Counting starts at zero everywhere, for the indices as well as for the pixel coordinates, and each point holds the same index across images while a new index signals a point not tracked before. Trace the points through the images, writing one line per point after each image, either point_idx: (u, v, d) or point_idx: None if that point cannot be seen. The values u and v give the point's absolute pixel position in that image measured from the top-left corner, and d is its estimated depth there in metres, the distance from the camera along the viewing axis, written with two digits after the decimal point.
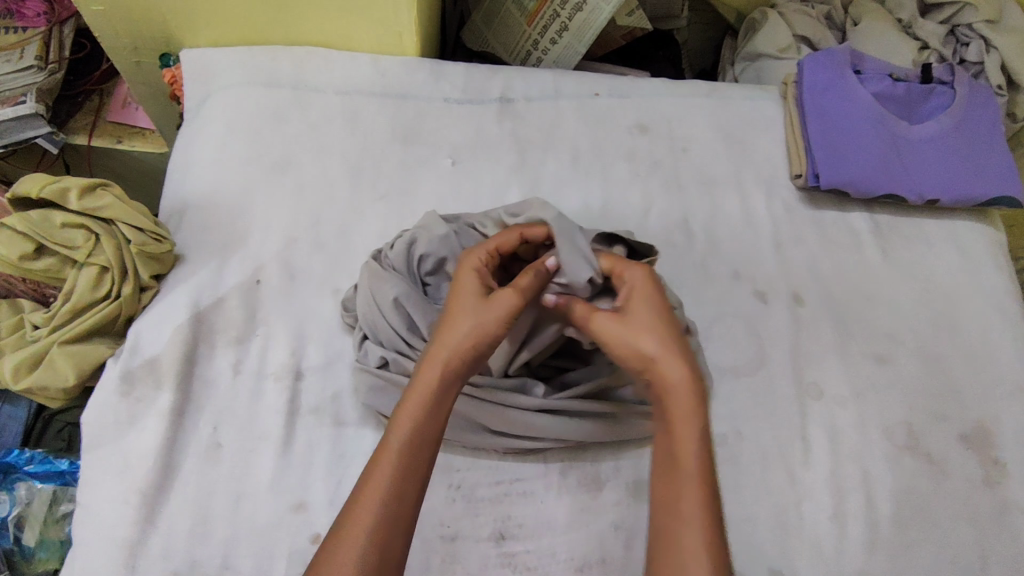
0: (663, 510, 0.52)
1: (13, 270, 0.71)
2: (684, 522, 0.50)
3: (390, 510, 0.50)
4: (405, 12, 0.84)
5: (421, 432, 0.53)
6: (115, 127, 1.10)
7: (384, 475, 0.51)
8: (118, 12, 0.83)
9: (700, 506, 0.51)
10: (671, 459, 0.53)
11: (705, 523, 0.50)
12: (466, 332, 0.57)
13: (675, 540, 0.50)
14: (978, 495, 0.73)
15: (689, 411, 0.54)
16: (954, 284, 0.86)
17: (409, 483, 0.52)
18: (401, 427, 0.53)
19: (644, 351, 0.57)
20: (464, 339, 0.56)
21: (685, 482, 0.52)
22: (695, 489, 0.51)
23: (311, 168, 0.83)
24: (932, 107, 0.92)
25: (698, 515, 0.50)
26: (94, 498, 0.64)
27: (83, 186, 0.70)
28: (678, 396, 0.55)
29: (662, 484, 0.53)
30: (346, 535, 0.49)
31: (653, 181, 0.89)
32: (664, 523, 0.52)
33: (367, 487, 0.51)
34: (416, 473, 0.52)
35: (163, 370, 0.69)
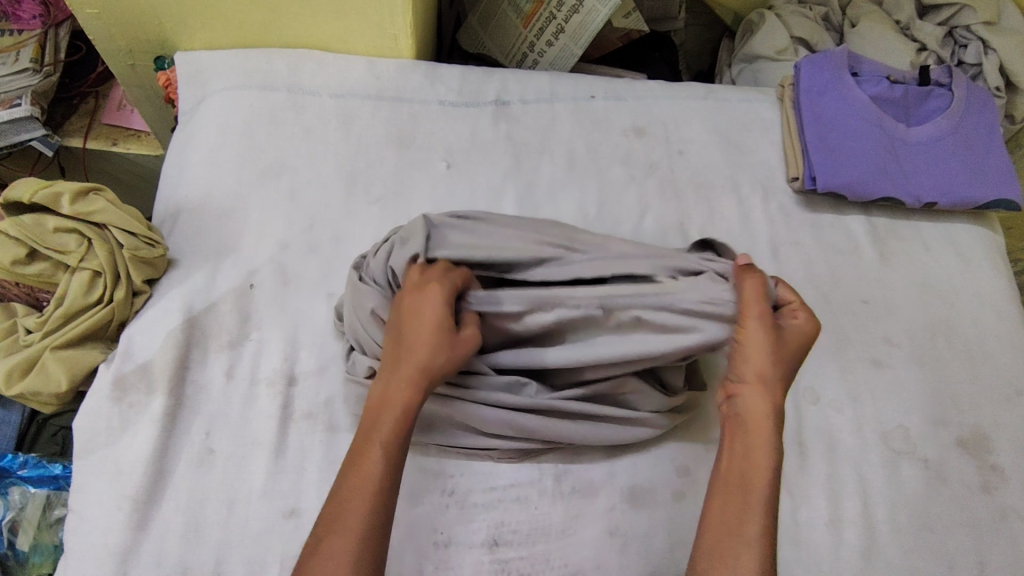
0: (724, 524, 0.55)
1: (5, 275, 0.70)
2: (743, 543, 0.54)
3: (373, 527, 0.53)
4: (401, 15, 0.84)
5: (396, 452, 0.56)
6: (110, 129, 1.10)
7: (369, 492, 0.54)
8: (112, 14, 0.82)
9: (762, 519, 0.55)
10: (743, 471, 0.57)
11: (762, 549, 0.54)
12: (428, 367, 0.58)
13: (731, 555, 0.54)
14: (975, 499, 0.73)
15: (767, 437, 0.59)
16: (952, 288, 0.86)
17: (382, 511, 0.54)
18: (381, 447, 0.56)
19: (764, 373, 0.60)
20: (425, 374, 0.58)
21: (753, 496, 0.56)
22: (758, 515, 0.55)
23: (305, 171, 0.83)
24: (930, 110, 0.91)
25: (756, 537, 0.55)
26: (86, 504, 0.64)
27: (76, 191, 0.69)
28: (759, 432, 0.59)
29: (729, 503, 0.56)
30: (333, 547, 0.51)
31: (649, 184, 0.88)
32: (721, 536, 0.55)
33: (351, 503, 0.53)
34: (393, 491, 0.55)
35: (156, 375, 0.69)
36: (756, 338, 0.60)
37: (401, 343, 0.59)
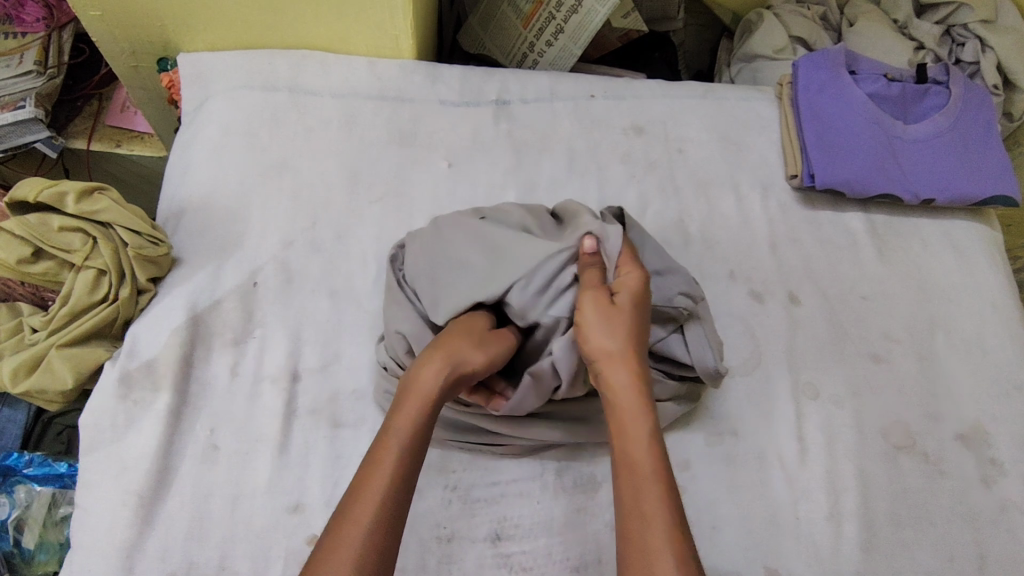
0: (626, 510, 0.53)
1: (13, 274, 0.71)
2: (644, 520, 0.52)
3: (393, 499, 0.52)
4: (401, 15, 0.84)
5: (420, 435, 0.56)
6: (113, 131, 1.11)
7: (388, 476, 0.53)
8: (115, 17, 0.83)
9: (660, 500, 0.52)
10: (626, 460, 0.56)
11: (667, 520, 0.51)
12: (469, 359, 0.60)
13: (641, 539, 0.51)
14: (974, 493, 0.73)
15: (638, 412, 0.57)
16: (950, 283, 0.86)
17: (405, 491, 0.53)
18: (402, 433, 0.55)
19: (611, 350, 0.59)
20: (466, 364, 0.60)
21: (644, 479, 0.54)
22: (659, 489, 0.53)
23: (307, 171, 0.83)
24: (927, 107, 0.92)
25: (659, 511, 0.52)
26: (91, 500, 0.65)
27: (80, 190, 0.70)
28: (626, 405, 0.58)
29: (625, 493, 0.54)
30: (353, 518, 0.50)
31: (649, 181, 0.89)
32: (630, 524, 0.52)
33: (370, 486, 0.52)
34: (413, 481, 0.54)
35: (160, 373, 0.70)
36: (591, 317, 0.60)
37: (436, 340, 0.62)
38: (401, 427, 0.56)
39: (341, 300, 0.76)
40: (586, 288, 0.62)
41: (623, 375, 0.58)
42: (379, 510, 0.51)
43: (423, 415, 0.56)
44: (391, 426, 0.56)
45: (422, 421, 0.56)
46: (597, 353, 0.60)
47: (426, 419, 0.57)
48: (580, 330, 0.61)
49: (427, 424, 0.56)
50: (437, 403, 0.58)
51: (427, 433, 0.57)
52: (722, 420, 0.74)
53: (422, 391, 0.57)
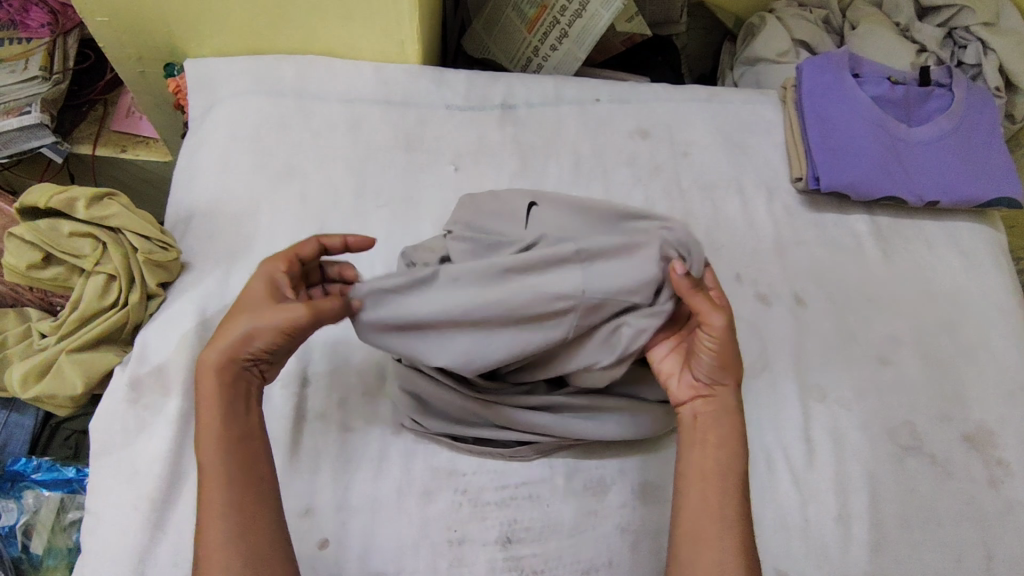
0: (700, 512, 0.57)
1: (24, 281, 0.72)
2: (727, 526, 0.56)
3: (231, 514, 0.54)
4: (408, 19, 0.84)
5: (227, 440, 0.56)
6: (119, 136, 1.11)
7: (221, 490, 0.55)
8: (122, 22, 0.84)
9: (737, 513, 0.57)
10: (708, 465, 0.58)
11: (739, 534, 0.56)
12: (240, 339, 0.57)
13: (713, 546, 0.55)
14: (981, 495, 0.74)
15: (733, 432, 0.60)
16: (955, 285, 0.87)
17: (242, 494, 0.55)
18: (212, 442, 0.56)
19: (731, 376, 0.61)
20: (234, 348, 0.57)
21: (726, 491, 0.57)
22: (736, 499, 0.57)
23: (315, 175, 0.84)
24: (931, 110, 0.92)
25: (734, 522, 0.56)
26: (102, 504, 0.65)
27: (90, 196, 0.70)
28: (722, 421, 0.60)
29: (700, 494, 0.57)
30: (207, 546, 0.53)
31: (655, 184, 0.89)
32: (704, 529, 0.56)
33: (207, 514, 0.54)
34: (245, 479, 0.56)
35: (171, 377, 0.70)
36: (726, 339, 0.59)
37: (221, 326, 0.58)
38: (208, 444, 0.56)
39: None
40: (712, 309, 0.58)
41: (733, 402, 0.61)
42: (225, 531, 0.53)
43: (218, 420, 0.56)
44: (203, 442, 0.56)
45: (220, 427, 0.56)
46: (723, 372, 0.60)
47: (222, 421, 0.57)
48: (712, 350, 0.59)
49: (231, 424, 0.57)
50: (227, 401, 0.57)
51: (234, 428, 0.57)
52: None
53: (208, 401, 0.57)
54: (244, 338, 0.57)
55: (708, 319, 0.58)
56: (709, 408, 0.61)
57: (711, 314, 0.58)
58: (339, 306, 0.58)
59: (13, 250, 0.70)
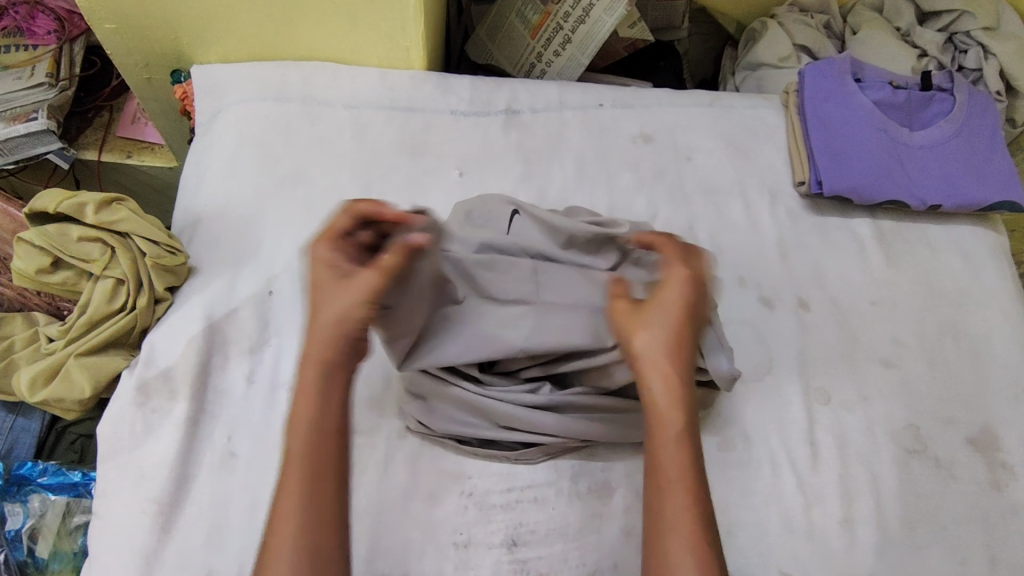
0: (654, 512, 0.54)
1: (32, 285, 0.72)
2: (673, 529, 0.52)
3: (313, 505, 0.52)
4: (413, 24, 0.85)
5: (318, 424, 0.55)
6: (125, 142, 1.12)
7: (297, 488, 0.52)
8: (130, 29, 0.84)
9: (685, 509, 0.53)
10: (654, 461, 0.55)
11: (691, 531, 0.52)
12: (331, 325, 0.57)
13: (665, 550, 0.52)
14: (986, 497, 0.74)
15: (672, 414, 0.55)
16: (958, 288, 0.87)
17: (324, 484, 0.53)
18: (297, 441, 0.54)
19: (644, 348, 0.57)
20: (329, 332, 0.56)
21: (672, 488, 0.54)
22: (684, 495, 0.54)
23: (321, 181, 0.84)
24: (933, 114, 0.93)
25: (684, 520, 0.53)
26: (110, 507, 0.65)
27: (99, 202, 0.71)
28: (659, 403, 0.56)
29: (652, 496, 0.55)
30: (276, 538, 0.51)
31: (658, 189, 0.90)
32: (654, 531, 0.54)
33: (285, 499, 0.53)
34: (330, 466, 0.54)
35: (178, 380, 0.70)
36: (624, 322, 0.59)
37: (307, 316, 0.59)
38: (297, 430, 0.55)
39: None
40: (616, 295, 0.61)
41: (661, 380, 0.56)
42: (299, 520, 0.52)
43: (311, 403, 0.55)
44: (287, 437, 0.55)
45: (313, 411, 0.55)
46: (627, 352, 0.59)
47: (310, 419, 0.55)
48: (620, 337, 0.59)
49: (327, 412, 0.55)
50: (324, 384, 0.56)
51: (328, 414, 0.55)
52: (735, 425, 0.74)
53: (303, 386, 0.56)
54: (335, 325, 0.57)
55: (612, 315, 0.61)
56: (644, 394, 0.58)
57: (614, 307, 0.61)
58: (403, 255, 0.58)
59: (22, 255, 0.70)
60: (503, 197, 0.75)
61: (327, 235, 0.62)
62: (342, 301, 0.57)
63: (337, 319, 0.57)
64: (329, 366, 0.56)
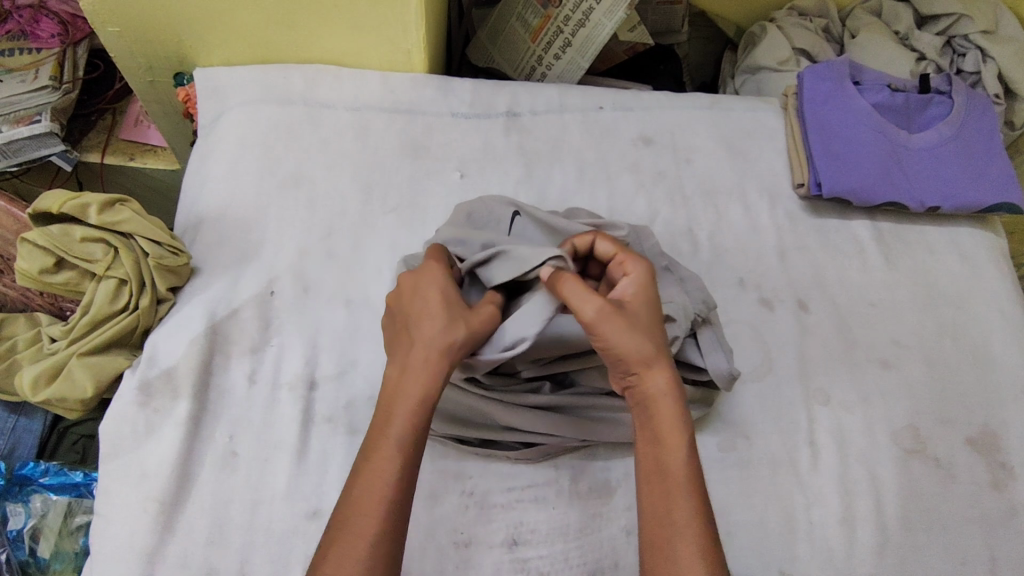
0: (657, 519, 0.53)
1: (35, 285, 0.73)
2: (682, 531, 0.52)
3: (396, 511, 0.52)
4: (415, 27, 0.86)
5: (419, 431, 0.54)
6: (127, 144, 1.13)
7: (391, 477, 0.52)
8: (133, 32, 0.85)
9: (693, 511, 0.53)
10: (659, 466, 0.55)
11: (701, 534, 0.52)
12: (460, 335, 0.57)
13: (673, 554, 0.51)
14: (985, 497, 0.74)
15: (673, 420, 0.56)
16: (957, 290, 0.87)
17: (406, 492, 0.53)
18: (400, 429, 0.54)
19: (643, 351, 0.57)
20: (456, 340, 0.56)
21: (678, 490, 0.54)
22: (690, 498, 0.53)
23: (323, 183, 0.85)
24: (931, 117, 0.93)
25: (691, 522, 0.52)
26: (113, 507, 0.66)
27: (102, 202, 0.71)
28: (658, 406, 0.57)
29: (655, 500, 0.54)
30: (351, 537, 0.50)
31: (658, 191, 0.90)
32: (659, 535, 0.53)
33: (368, 499, 0.52)
34: (413, 475, 0.54)
35: (180, 380, 0.70)
36: (614, 329, 0.56)
37: (427, 320, 0.57)
38: (397, 429, 0.54)
39: (356, 308, 0.77)
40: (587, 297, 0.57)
41: (660, 384, 0.57)
42: (383, 520, 0.51)
43: (416, 407, 0.55)
44: (385, 434, 0.54)
45: (416, 414, 0.55)
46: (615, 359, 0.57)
47: (422, 409, 0.55)
48: (616, 345, 0.57)
49: (426, 421, 0.55)
50: (438, 390, 0.56)
51: (426, 422, 0.55)
52: (735, 425, 0.74)
53: (416, 388, 0.55)
54: (466, 337, 0.57)
55: (592, 321, 0.56)
56: (637, 400, 0.58)
57: (592, 316, 0.56)
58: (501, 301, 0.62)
59: (25, 255, 0.70)
60: (504, 199, 0.74)
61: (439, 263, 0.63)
62: (487, 314, 0.59)
63: (470, 333, 0.57)
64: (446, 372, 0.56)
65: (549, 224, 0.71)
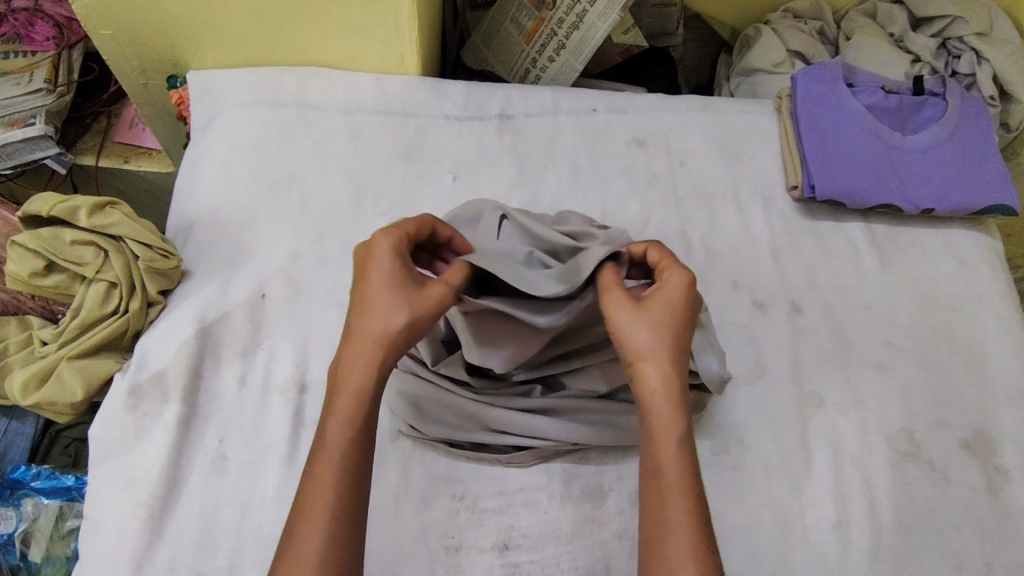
0: (650, 518, 0.52)
1: (25, 289, 0.73)
2: (671, 533, 0.51)
3: (344, 510, 0.51)
4: (407, 30, 0.86)
5: (361, 428, 0.54)
6: (121, 147, 1.12)
7: (333, 476, 0.52)
8: (126, 35, 0.85)
9: (687, 515, 0.51)
10: (655, 464, 0.54)
11: (692, 537, 0.51)
12: (390, 324, 0.56)
13: (665, 555, 0.50)
14: (980, 501, 0.74)
15: (672, 420, 0.54)
16: (952, 292, 0.87)
17: (352, 489, 0.52)
18: (339, 426, 0.54)
19: (645, 344, 0.56)
20: (383, 332, 0.55)
21: (671, 491, 0.52)
22: (683, 501, 0.52)
23: (315, 185, 0.85)
24: (926, 118, 0.93)
25: (685, 524, 0.51)
26: (101, 511, 0.65)
27: (92, 205, 0.71)
28: (659, 403, 0.55)
29: (650, 498, 0.53)
30: (304, 537, 0.50)
31: (652, 193, 0.90)
32: (651, 534, 0.52)
33: (314, 499, 0.51)
34: (361, 471, 0.53)
35: (170, 384, 0.70)
36: (623, 321, 0.58)
37: (358, 313, 0.57)
38: (337, 425, 0.54)
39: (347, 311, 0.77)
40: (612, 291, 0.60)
41: (657, 381, 0.55)
42: (331, 521, 0.50)
43: (357, 403, 0.54)
44: (326, 433, 0.54)
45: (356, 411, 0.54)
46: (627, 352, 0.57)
47: (359, 409, 0.54)
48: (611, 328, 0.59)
49: (365, 415, 0.54)
50: (372, 385, 0.55)
51: (368, 417, 0.55)
52: (728, 428, 0.74)
53: (352, 386, 0.55)
54: (395, 326, 0.56)
55: (608, 310, 0.59)
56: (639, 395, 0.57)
57: (607, 302, 0.59)
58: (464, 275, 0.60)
59: (15, 258, 0.70)
60: (494, 204, 0.74)
61: (400, 233, 0.60)
62: (437, 292, 0.58)
63: (400, 319, 0.56)
64: (377, 365, 0.55)
65: (533, 232, 0.71)
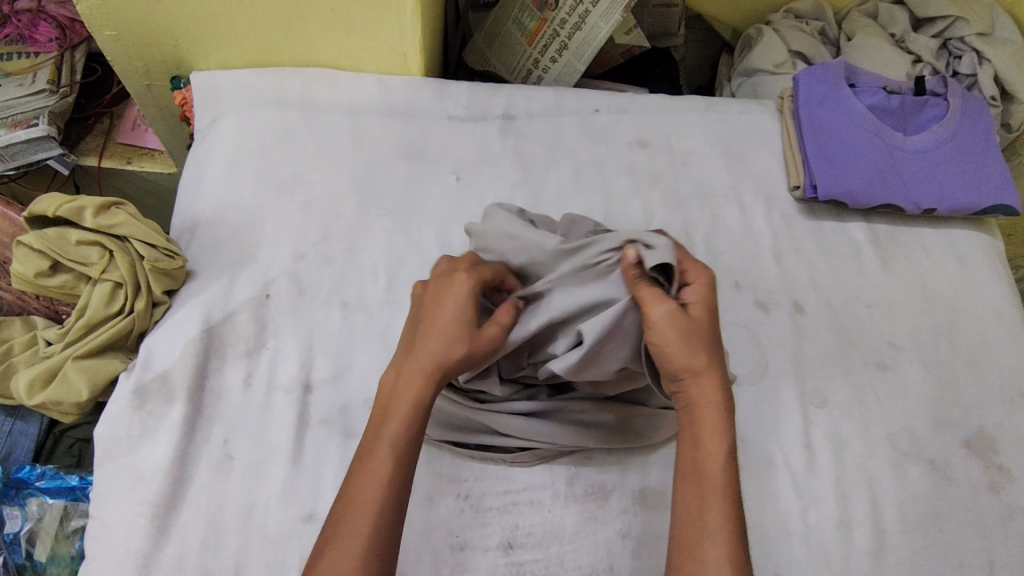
0: (686, 518, 0.54)
1: (31, 289, 0.73)
2: (713, 534, 0.52)
3: (384, 517, 0.53)
4: (411, 32, 0.86)
5: (410, 438, 0.56)
6: (124, 148, 1.13)
7: (381, 482, 0.53)
8: (129, 36, 0.85)
9: (725, 515, 0.53)
10: (695, 465, 0.56)
11: (728, 539, 0.52)
12: (452, 355, 0.58)
13: (702, 557, 0.52)
14: (982, 500, 0.74)
15: (717, 428, 0.56)
16: (953, 292, 0.87)
17: (396, 497, 0.54)
18: (395, 433, 0.56)
19: (693, 359, 0.57)
20: (445, 357, 0.58)
21: (710, 490, 0.54)
22: (722, 504, 0.54)
23: (319, 185, 0.85)
24: (927, 118, 0.93)
25: (722, 524, 0.53)
26: (107, 511, 0.66)
27: (97, 205, 0.71)
28: (702, 410, 0.57)
29: (689, 499, 0.55)
30: (347, 532, 0.51)
31: (654, 193, 0.90)
32: (688, 535, 0.53)
33: (360, 499, 0.53)
34: (406, 481, 0.55)
35: (175, 384, 0.70)
36: (671, 333, 0.56)
37: (421, 334, 0.59)
38: (392, 434, 0.56)
39: (351, 311, 0.77)
40: (655, 299, 0.57)
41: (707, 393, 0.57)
42: (371, 522, 0.52)
43: (410, 417, 0.56)
44: (380, 434, 0.56)
45: (408, 424, 0.56)
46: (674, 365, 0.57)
47: (411, 422, 0.56)
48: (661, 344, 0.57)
49: (416, 429, 0.56)
50: (424, 402, 0.57)
51: (417, 431, 0.56)
52: None
53: (405, 399, 0.57)
54: (456, 358, 0.58)
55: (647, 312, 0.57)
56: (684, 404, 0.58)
57: (651, 304, 0.57)
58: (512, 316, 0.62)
59: (20, 258, 0.71)
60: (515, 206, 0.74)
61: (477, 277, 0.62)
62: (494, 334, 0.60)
63: (460, 352, 0.58)
64: (429, 385, 0.57)
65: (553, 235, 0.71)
